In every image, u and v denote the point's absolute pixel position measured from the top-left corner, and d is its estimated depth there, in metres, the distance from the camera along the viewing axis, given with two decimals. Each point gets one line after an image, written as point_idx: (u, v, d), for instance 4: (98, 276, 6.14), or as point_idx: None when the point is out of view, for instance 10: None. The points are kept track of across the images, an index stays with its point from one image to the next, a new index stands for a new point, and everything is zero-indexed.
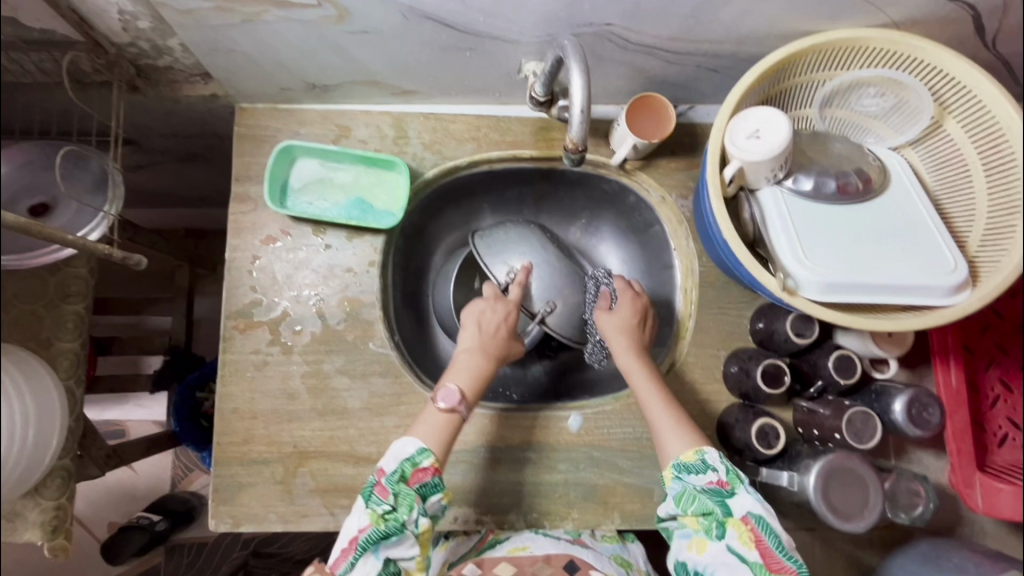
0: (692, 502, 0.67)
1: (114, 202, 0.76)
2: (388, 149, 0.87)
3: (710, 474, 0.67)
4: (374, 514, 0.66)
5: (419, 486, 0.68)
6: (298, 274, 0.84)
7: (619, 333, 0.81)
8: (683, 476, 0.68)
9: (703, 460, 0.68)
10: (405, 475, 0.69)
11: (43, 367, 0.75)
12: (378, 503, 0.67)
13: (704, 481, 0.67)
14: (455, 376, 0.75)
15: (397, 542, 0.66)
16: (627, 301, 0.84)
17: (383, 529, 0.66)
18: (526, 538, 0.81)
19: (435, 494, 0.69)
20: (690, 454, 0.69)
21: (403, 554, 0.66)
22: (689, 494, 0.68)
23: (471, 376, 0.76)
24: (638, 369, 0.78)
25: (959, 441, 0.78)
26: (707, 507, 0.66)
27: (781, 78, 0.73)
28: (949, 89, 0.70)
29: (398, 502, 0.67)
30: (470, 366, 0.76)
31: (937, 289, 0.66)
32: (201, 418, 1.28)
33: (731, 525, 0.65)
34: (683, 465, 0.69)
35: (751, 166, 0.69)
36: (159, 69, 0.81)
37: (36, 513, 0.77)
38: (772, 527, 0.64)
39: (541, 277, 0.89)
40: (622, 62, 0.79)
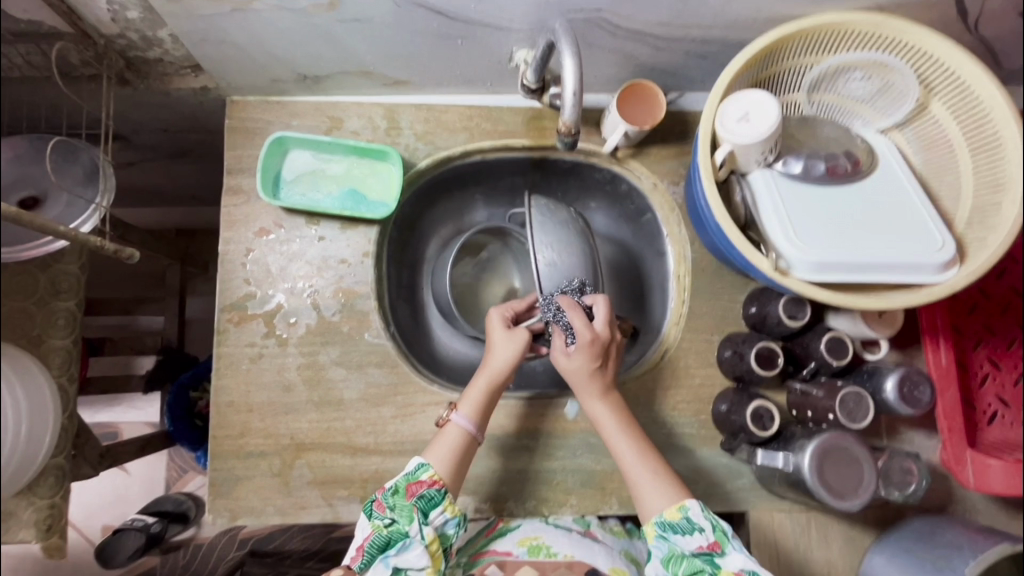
0: (681, 565, 0.67)
1: (106, 194, 0.76)
2: (381, 140, 0.87)
3: (699, 537, 0.67)
4: (374, 524, 0.68)
5: (417, 499, 0.69)
6: (292, 266, 0.84)
7: (581, 383, 0.76)
8: (669, 535, 0.68)
9: (688, 518, 0.68)
10: (400, 490, 0.70)
11: (35, 364, 0.74)
12: (379, 517, 0.69)
13: (693, 544, 0.68)
14: (467, 398, 0.76)
15: (404, 549, 0.67)
16: (585, 348, 0.75)
17: (386, 535, 0.67)
18: (535, 528, 0.80)
19: (435, 507, 0.70)
20: (673, 512, 0.69)
21: (412, 562, 0.66)
22: (676, 556, 0.68)
23: (481, 396, 0.76)
24: (609, 419, 0.76)
25: (949, 420, 0.79)
26: (696, 567, 0.67)
27: (769, 63, 0.73)
28: (934, 70, 0.71)
29: (397, 514, 0.69)
30: (479, 390, 0.77)
31: (926, 267, 0.67)
32: (195, 418, 1.28)
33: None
34: (667, 523, 0.69)
35: (741, 149, 0.70)
36: (149, 61, 0.81)
37: (30, 512, 0.75)
38: None
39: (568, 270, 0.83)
40: (612, 50, 0.80)
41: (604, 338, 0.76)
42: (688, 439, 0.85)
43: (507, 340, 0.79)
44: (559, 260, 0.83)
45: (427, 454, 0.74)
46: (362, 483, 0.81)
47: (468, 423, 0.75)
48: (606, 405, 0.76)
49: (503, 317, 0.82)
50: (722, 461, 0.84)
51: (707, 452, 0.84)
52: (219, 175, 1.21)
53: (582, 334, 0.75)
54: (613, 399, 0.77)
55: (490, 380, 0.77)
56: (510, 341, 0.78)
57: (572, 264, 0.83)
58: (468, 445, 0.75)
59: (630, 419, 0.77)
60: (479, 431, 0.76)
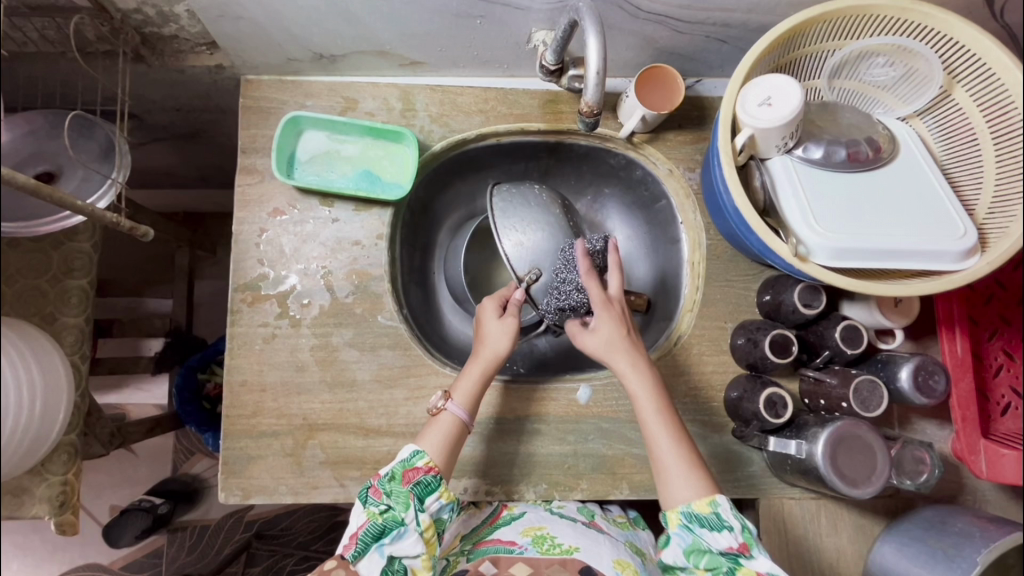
0: (702, 558, 0.66)
1: (123, 170, 0.73)
2: (396, 122, 0.86)
3: (728, 537, 0.65)
4: (370, 511, 0.68)
5: (413, 485, 0.69)
6: (305, 247, 0.84)
7: (620, 359, 0.73)
8: (695, 528, 0.66)
9: (718, 514, 0.65)
10: (396, 476, 0.70)
11: (49, 342, 0.73)
12: (374, 504, 0.69)
13: (721, 542, 0.65)
14: (460, 386, 0.76)
15: (399, 538, 0.66)
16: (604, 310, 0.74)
17: (381, 523, 0.66)
18: (540, 518, 0.80)
19: (431, 493, 0.69)
20: (704, 505, 0.66)
21: (407, 551, 0.66)
22: (698, 550, 0.66)
23: (474, 384, 0.76)
24: (644, 397, 0.72)
25: (964, 409, 0.80)
26: (717, 563, 0.66)
27: (791, 47, 0.73)
28: (959, 56, 0.70)
29: (393, 501, 0.68)
30: (472, 377, 0.76)
31: (948, 255, 0.67)
32: (203, 400, 1.27)
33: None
34: (694, 514, 0.66)
35: (762, 134, 0.69)
36: (164, 38, 0.79)
37: (43, 488, 0.76)
38: None
39: (543, 246, 0.84)
40: (632, 32, 0.79)
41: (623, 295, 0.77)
42: (700, 425, 0.85)
43: (499, 327, 0.78)
44: (529, 241, 0.84)
45: (421, 441, 0.73)
46: (374, 464, 0.81)
47: (461, 411, 0.75)
48: (654, 405, 0.71)
49: (496, 305, 0.81)
50: (733, 449, 0.84)
51: (718, 438, 0.84)
52: (229, 158, 1.20)
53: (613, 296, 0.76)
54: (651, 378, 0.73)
55: (485, 367, 0.77)
56: (503, 326, 0.78)
57: (537, 242, 0.84)
58: (460, 432, 0.75)
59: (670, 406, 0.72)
60: (471, 419, 0.76)
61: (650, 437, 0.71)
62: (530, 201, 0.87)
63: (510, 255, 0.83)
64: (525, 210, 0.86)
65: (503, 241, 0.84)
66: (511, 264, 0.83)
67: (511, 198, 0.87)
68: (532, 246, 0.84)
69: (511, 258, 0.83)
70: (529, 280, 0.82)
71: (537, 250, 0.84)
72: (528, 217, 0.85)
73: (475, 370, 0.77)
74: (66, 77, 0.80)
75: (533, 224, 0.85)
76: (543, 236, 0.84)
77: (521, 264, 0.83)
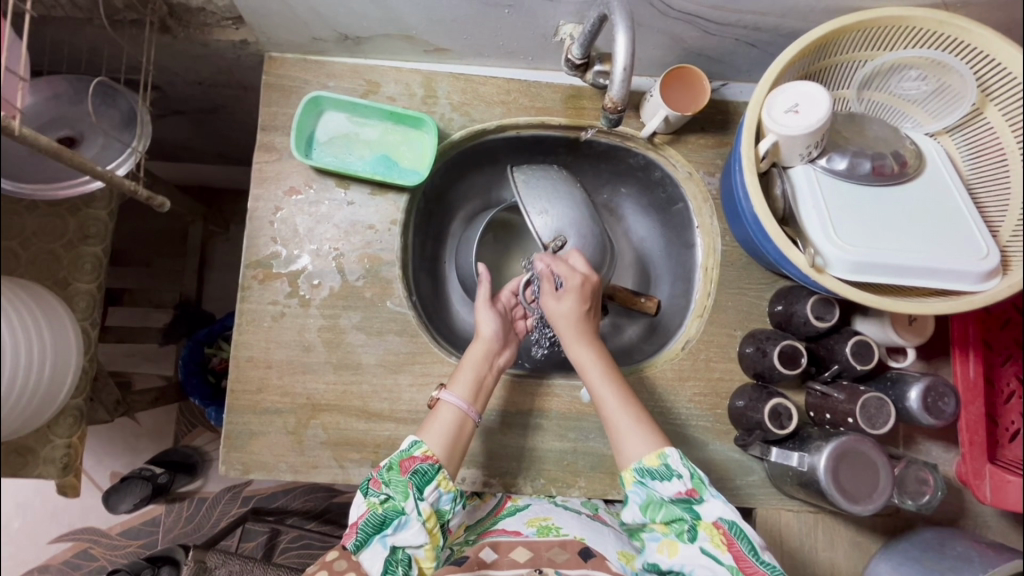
0: (659, 512, 0.70)
1: (142, 139, 0.72)
2: (416, 108, 0.86)
3: (677, 484, 0.68)
4: (370, 502, 0.68)
5: (411, 474, 0.68)
6: (319, 227, 0.84)
7: (569, 327, 0.78)
8: (648, 482, 0.69)
9: (667, 465, 0.69)
10: (394, 466, 0.70)
11: (60, 304, 0.73)
12: (374, 494, 0.69)
13: (672, 491, 0.68)
14: (459, 378, 0.76)
15: (400, 528, 0.67)
16: (577, 291, 0.78)
17: (382, 514, 0.67)
18: (545, 509, 0.80)
19: (429, 483, 0.68)
20: (654, 459, 0.69)
21: (410, 540, 0.67)
22: (654, 504, 0.70)
23: (472, 377, 0.76)
24: (592, 362, 0.76)
25: (971, 433, 0.79)
26: (675, 515, 0.69)
27: (823, 55, 0.72)
28: (993, 73, 0.68)
29: (392, 490, 0.68)
30: (468, 372, 0.77)
31: (967, 275, 0.66)
32: (209, 374, 1.26)
33: (703, 529, 0.69)
34: (646, 469, 0.69)
35: (787, 141, 0.68)
36: (191, 10, 0.78)
37: (47, 450, 0.77)
38: (745, 532, 0.67)
39: (569, 211, 0.85)
40: (662, 30, 0.78)
41: (587, 280, 0.79)
42: (702, 431, 0.84)
43: (489, 314, 0.82)
44: (556, 210, 0.84)
45: (422, 432, 0.73)
46: (374, 448, 0.81)
47: (458, 400, 0.74)
48: (603, 372, 0.75)
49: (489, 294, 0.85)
50: (734, 457, 0.84)
51: (719, 446, 0.84)
52: (248, 135, 1.20)
53: (569, 280, 0.78)
54: (599, 346, 0.78)
55: (475, 358, 0.78)
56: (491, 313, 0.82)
57: (563, 210, 0.84)
58: (462, 423, 0.74)
59: (617, 369, 0.76)
60: (471, 408, 0.75)
61: (599, 400, 0.74)
62: (551, 175, 0.87)
63: (538, 226, 0.83)
64: (552, 181, 0.86)
65: (529, 213, 0.83)
66: (538, 235, 0.83)
67: (534, 174, 0.86)
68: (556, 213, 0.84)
69: (539, 229, 0.83)
70: (553, 247, 0.83)
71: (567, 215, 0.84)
72: (550, 184, 0.85)
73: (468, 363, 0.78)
74: (92, 45, 0.80)
75: (555, 191, 0.85)
76: (567, 203, 0.85)
77: (547, 232, 0.83)
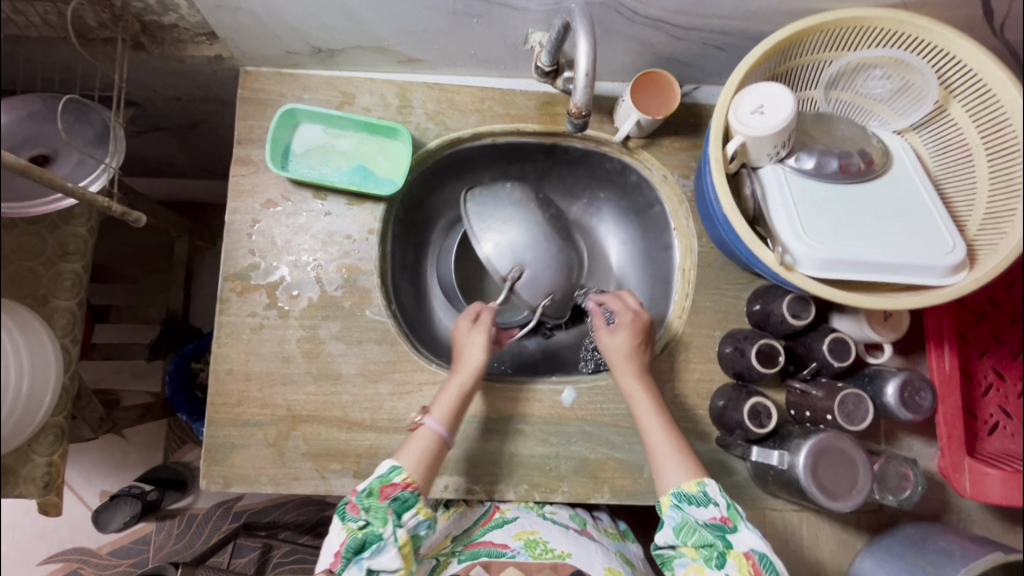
0: (692, 535, 0.67)
1: (115, 157, 0.76)
2: (392, 118, 0.87)
3: (713, 510, 0.68)
4: (349, 527, 0.68)
5: (391, 500, 0.69)
6: (297, 239, 0.84)
7: (619, 362, 0.78)
8: (683, 506, 0.69)
9: (705, 492, 0.69)
10: (374, 492, 0.69)
11: (39, 322, 0.73)
12: (352, 519, 0.68)
13: (706, 515, 0.68)
14: (439, 402, 0.76)
15: (378, 552, 0.67)
16: (628, 325, 0.80)
17: (360, 537, 0.67)
18: (533, 523, 0.81)
19: (409, 509, 0.69)
20: (692, 485, 0.70)
21: (386, 565, 0.67)
22: (689, 526, 0.68)
23: (453, 400, 0.76)
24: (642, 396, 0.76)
25: (949, 426, 0.79)
26: (707, 540, 0.67)
27: (788, 57, 0.73)
28: (954, 70, 0.69)
29: (371, 516, 0.68)
30: (448, 397, 0.76)
31: (935, 270, 0.66)
32: (196, 389, 1.26)
33: (733, 557, 0.65)
34: (684, 495, 0.69)
35: (754, 142, 0.69)
36: (164, 27, 0.79)
37: (28, 469, 0.75)
38: (773, 565, 0.65)
39: (516, 241, 0.82)
40: (629, 36, 0.79)
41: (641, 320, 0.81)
42: (684, 432, 0.84)
43: (473, 339, 0.80)
44: (505, 239, 0.82)
45: (401, 457, 0.73)
46: (356, 458, 0.81)
47: (439, 426, 0.74)
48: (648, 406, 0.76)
49: (470, 319, 0.82)
50: (718, 457, 0.84)
51: (702, 447, 0.84)
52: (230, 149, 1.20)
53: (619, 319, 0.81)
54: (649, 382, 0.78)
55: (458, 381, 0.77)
56: (478, 337, 0.80)
57: (512, 237, 0.82)
58: (439, 448, 0.74)
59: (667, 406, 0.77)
60: (449, 434, 0.75)
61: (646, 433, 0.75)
62: (501, 199, 0.85)
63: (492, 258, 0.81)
64: (497, 207, 0.84)
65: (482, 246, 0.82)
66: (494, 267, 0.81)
67: (483, 200, 0.85)
68: (511, 242, 0.81)
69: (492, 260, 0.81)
70: (513, 278, 0.81)
71: (514, 239, 0.82)
72: (500, 214, 0.83)
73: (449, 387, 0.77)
74: None
75: (506, 218, 0.83)
76: (515, 227, 0.82)
77: (504, 266, 0.81)
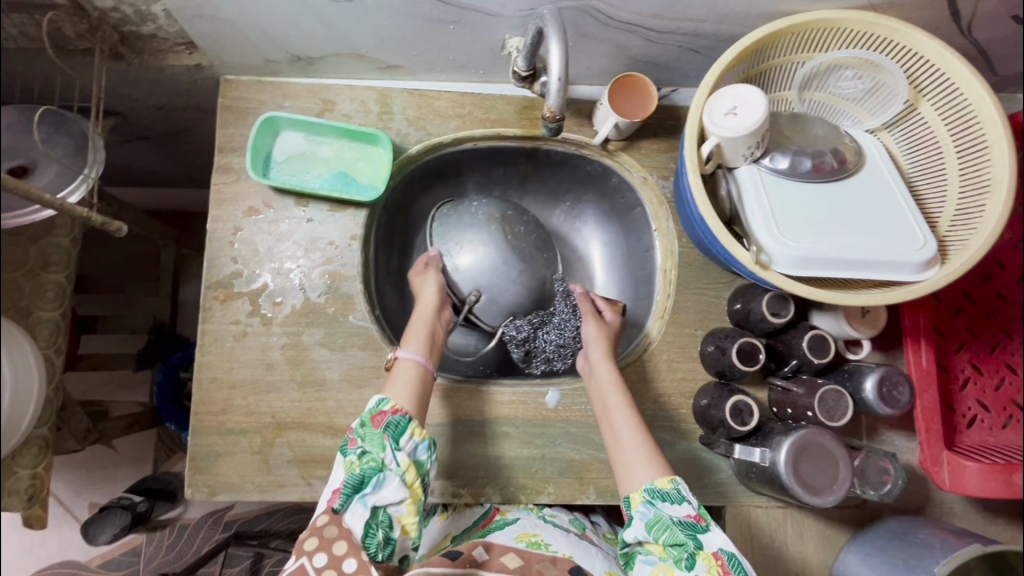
0: (663, 533, 0.64)
1: (94, 165, 0.76)
2: (372, 124, 0.87)
3: (687, 507, 0.65)
4: (348, 462, 0.65)
5: (385, 427, 0.67)
6: (279, 246, 0.84)
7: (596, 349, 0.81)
8: (656, 502, 0.66)
9: (678, 489, 0.67)
10: (367, 423, 0.68)
11: (23, 335, 0.72)
12: (351, 454, 0.66)
13: (681, 513, 0.65)
14: (410, 338, 0.77)
15: (380, 485, 0.64)
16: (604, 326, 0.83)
17: (360, 471, 0.64)
18: (534, 525, 0.79)
19: (404, 433, 0.67)
20: (665, 482, 0.67)
21: (390, 498, 0.64)
22: (661, 523, 0.65)
23: (423, 335, 0.78)
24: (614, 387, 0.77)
25: (927, 421, 0.80)
26: (678, 540, 0.64)
27: (760, 59, 0.74)
28: (923, 70, 0.71)
29: (368, 445, 0.66)
30: (420, 332, 0.78)
31: (907, 265, 0.67)
32: (184, 399, 1.25)
33: (702, 559, 0.63)
34: (656, 491, 0.67)
35: (729, 143, 0.70)
36: (142, 36, 0.81)
37: (11, 482, 0.74)
38: (744, 566, 0.63)
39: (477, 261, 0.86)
40: (605, 40, 0.80)
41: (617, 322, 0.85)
42: (669, 432, 0.85)
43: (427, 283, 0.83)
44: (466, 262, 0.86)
45: (386, 391, 0.72)
46: None
47: (415, 356, 0.75)
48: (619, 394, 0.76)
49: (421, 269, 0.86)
50: (702, 456, 0.85)
51: (686, 446, 0.85)
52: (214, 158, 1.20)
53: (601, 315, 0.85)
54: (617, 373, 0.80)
55: (423, 319, 0.79)
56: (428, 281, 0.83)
57: (472, 259, 0.86)
58: (422, 377, 0.74)
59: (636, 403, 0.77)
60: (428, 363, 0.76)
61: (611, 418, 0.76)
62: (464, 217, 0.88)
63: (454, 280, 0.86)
64: (458, 226, 0.88)
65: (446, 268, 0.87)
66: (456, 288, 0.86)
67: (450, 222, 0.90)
68: (470, 266, 0.86)
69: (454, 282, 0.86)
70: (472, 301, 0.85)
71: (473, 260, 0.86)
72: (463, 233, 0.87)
73: (419, 327, 0.78)
74: None
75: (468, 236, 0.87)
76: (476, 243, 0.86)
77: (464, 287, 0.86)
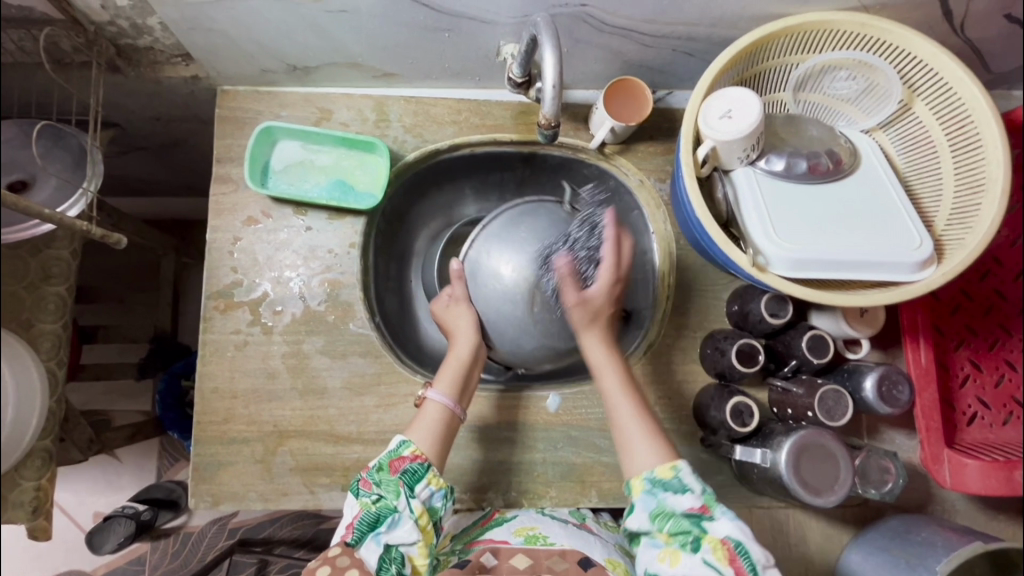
0: (667, 522, 0.64)
1: (93, 180, 0.74)
2: (369, 132, 0.88)
3: (690, 498, 0.65)
4: (362, 502, 0.67)
5: (401, 473, 0.68)
6: (278, 255, 0.84)
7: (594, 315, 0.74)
8: (658, 492, 0.65)
9: (679, 478, 0.65)
10: (383, 466, 0.69)
11: (25, 348, 0.72)
12: (365, 494, 0.67)
13: (683, 504, 0.64)
14: (443, 376, 0.76)
15: (394, 525, 0.65)
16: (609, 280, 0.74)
17: (375, 511, 0.65)
18: (532, 519, 0.77)
19: (420, 480, 0.68)
20: (666, 470, 0.66)
21: (403, 538, 0.64)
22: (664, 512, 0.65)
23: (456, 375, 0.76)
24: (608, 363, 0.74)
25: (927, 419, 0.80)
26: (682, 527, 0.64)
27: (755, 61, 0.74)
28: (917, 70, 0.71)
29: (383, 490, 0.67)
30: (452, 370, 0.76)
31: (904, 265, 0.68)
32: (186, 408, 1.26)
33: (707, 541, 0.63)
34: (657, 480, 0.66)
35: (724, 146, 0.70)
36: (139, 49, 0.80)
37: (16, 494, 0.75)
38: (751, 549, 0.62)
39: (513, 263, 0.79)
40: (600, 45, 0.80)
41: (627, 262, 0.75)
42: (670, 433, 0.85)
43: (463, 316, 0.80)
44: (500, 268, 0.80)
45: (409, 432, 0.72)
46: (344, 471, 0.81)
47: (445, 399, 0.74)
48: (617, 377, 0.73)
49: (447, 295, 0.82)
50: (704, 457, 0.85)
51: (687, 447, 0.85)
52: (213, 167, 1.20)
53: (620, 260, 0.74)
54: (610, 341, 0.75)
55: (460, 357, 0.77)
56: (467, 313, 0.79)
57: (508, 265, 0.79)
58: (449, 420, 0.74)
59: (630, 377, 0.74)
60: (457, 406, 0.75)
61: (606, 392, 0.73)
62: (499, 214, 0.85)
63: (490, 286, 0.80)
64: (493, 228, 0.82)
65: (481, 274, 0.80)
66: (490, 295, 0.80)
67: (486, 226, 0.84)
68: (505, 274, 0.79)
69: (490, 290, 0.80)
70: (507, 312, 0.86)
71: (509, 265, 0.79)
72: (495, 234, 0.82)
73: (452, 363, 0.77)
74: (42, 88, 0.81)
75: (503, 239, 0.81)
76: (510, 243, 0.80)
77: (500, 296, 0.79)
